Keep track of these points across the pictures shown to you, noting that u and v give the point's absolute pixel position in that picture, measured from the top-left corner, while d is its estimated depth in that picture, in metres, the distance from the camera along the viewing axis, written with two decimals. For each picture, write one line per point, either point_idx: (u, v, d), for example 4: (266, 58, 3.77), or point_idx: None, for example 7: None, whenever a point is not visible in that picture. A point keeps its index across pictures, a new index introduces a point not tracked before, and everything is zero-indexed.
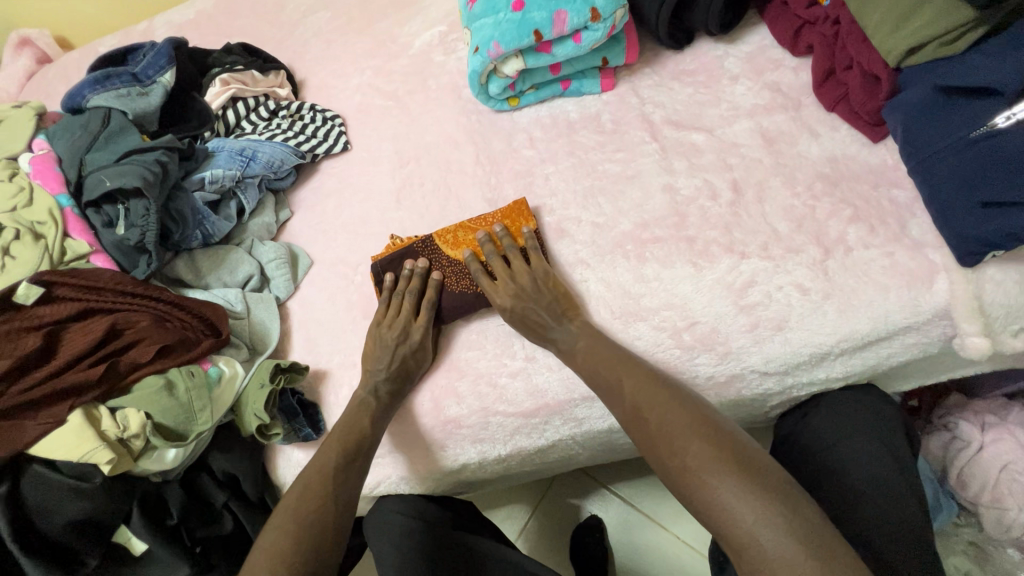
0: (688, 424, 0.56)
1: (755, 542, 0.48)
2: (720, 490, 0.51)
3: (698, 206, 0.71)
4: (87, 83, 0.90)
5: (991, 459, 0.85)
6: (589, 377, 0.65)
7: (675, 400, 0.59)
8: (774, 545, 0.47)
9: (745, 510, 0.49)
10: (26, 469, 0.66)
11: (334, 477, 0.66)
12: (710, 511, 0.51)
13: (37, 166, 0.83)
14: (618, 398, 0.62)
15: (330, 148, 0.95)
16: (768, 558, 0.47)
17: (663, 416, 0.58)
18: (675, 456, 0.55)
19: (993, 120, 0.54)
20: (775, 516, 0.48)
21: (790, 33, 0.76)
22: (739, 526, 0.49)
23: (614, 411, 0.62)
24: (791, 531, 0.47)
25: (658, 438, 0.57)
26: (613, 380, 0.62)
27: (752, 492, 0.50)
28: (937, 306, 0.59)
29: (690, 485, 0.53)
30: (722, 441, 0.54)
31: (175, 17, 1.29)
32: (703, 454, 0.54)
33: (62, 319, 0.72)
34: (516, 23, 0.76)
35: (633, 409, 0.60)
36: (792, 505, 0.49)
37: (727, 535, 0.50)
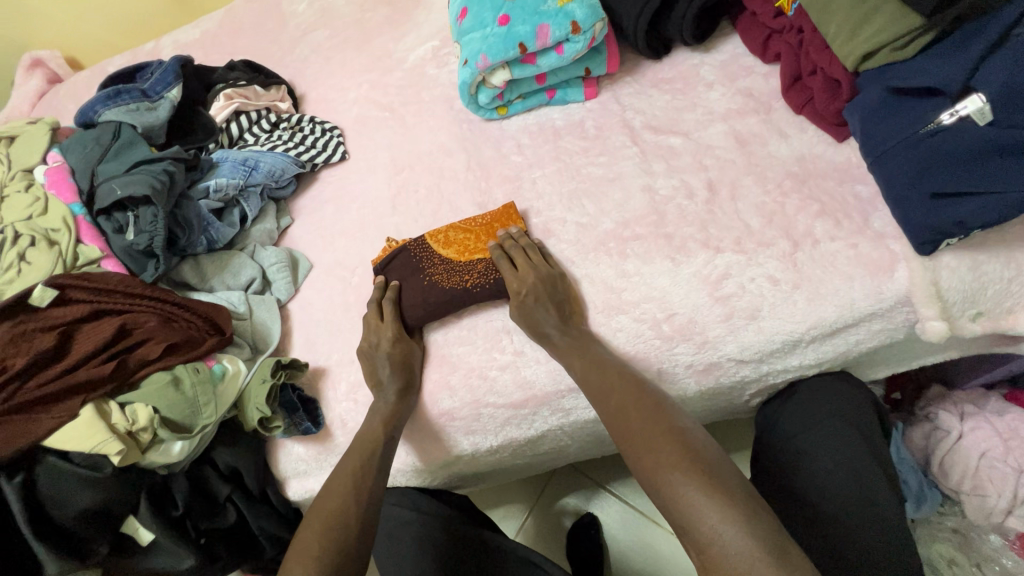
0: (666, 428, 0.59)
1: (716, 540, 0.50)
2: (687, 489, 0.53)
3: (675, 204, 0.75)
4: (100, 100, 0.96)
5: (970, 447, 0.88)
6: (579, 377, 0.67)
7: (656, 405, 0.62)
8: (735, 543, 0.49)
9: (710, 508, 0.51)
10: (40, 460, 0.69)
11: (355, 487, 0.67)
12: (676, 508, 0.53)
13: (51, 177, 0.88)
14: (603, 398, 0.64)
15: (328, 158, 1.00)
16: (727, 555, 0.49)
17: (644, 418, 0.61)
18: (650, 455, 0.57)
19: (938, 117, 0.58)
20: (738, 517, 0.50)
21: (760, 42, 0.80)
22: (703, 524, 0.51)
23: (598, 411, 0.65)
24: (751, 532, 0.49)
25: (637, 437, 0.60)
26: (601, 381, 0.65)
27: (718, 493, 0.52)
28: (898, 293, 0.62)
29: (660, 483, 0.55)
30: (694, 446, 0.57)
31: (181, 37, 1.35)
32: (676, 455, 0.56)
33: (75, 319, 0.76)
34: (502, 37, 0.81)
35: (616, 409, 0.63)
36: (755, 510, 0.51)
37: (690, 533, 0.52)
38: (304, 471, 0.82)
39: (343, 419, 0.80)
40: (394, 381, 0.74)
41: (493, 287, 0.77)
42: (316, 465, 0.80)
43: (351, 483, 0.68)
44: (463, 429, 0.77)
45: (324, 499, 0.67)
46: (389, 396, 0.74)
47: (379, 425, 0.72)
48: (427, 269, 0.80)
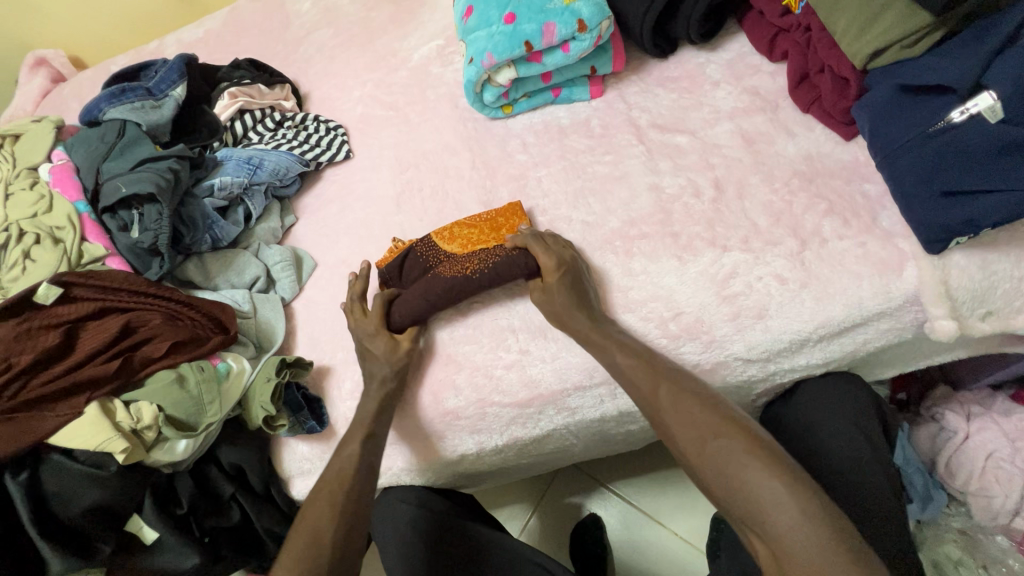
0: (728, 423, 0.57)
1: (799, 541, 0.49)
2: (761, 488, 0.52)
3: (682, 203, 0.75)
4: (104, 97, 0.96)
5: (977, 447, 0.88)
6: (625, 372, 0.64)
7: (712, 400, 0.60)
8: (820, 544, 0.48)
9: (789, 507, 0.50)
10: (45, 458, 0.69)
11: (349, 482, 0.67)
12: (750, 507, 0.52)
13: (55, 175, 0.87)
14: (654, 393, 0.62)
15: (333, 156, 1.00)
16: (811, 556, 0.48)
17: (703, 413, 0.59)
18: (715, 451, 0.56)
19: (949, 115, 0.58)
20: (818, 517, 0.49)
21: (767, 40, 0.80)
22: (781, 524, 0.50)
23: (647, 406, 0.63)
24: (834, 533, 0.48)
25: (697, 433, 0.58)
26: (652, 376, 0.63)
27: (791, 486, 0.51)
28: (908, 292, 0.62)
29: (730, 480, 0.54)
30: (759, 437, 0.56)
31: (185, 36, 1.35)
32: (745, 451, 0.54)
33: (80, 317, 0.76)
34: (508, 35, 0.81)
35: (671, 403, 0.61)
36: (834, 510, 0.50)
37: (766, 532, 0.51)
38: (308, 470, 0.81)
39: (347, 418, 0.80)
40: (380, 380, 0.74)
41: (495, 273, 0.76)
42: (320, 463, 0.80)
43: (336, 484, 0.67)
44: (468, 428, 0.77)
45: (315, 494, 0.67)
46: (373, 389, 0.74)
47: (362, 425, 0.72)
48: (432, 266, 0.80)
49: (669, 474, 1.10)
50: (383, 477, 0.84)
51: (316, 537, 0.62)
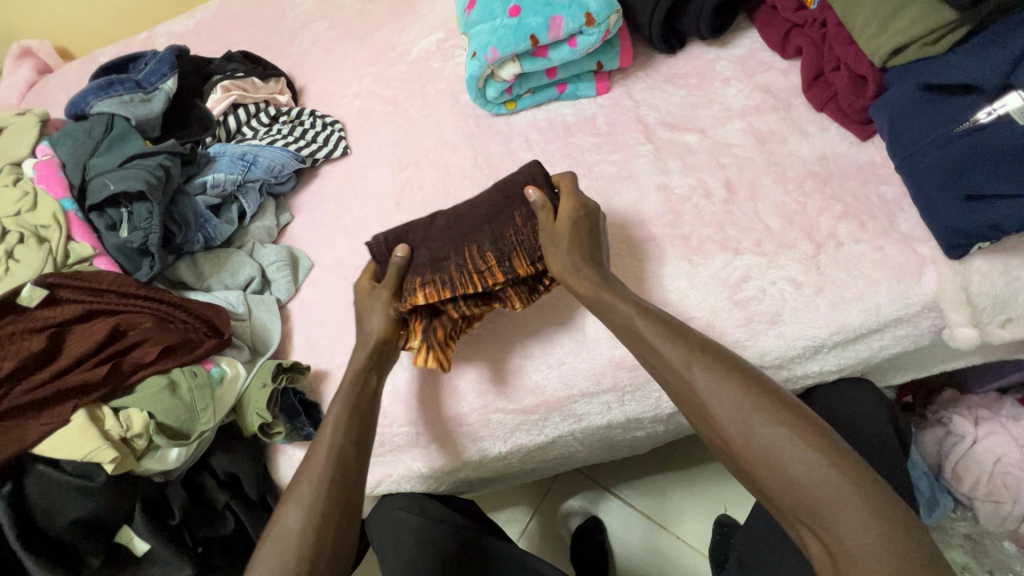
0: (774, 409, 0.52)
1: (856, 539, 0.47)
2: (816, 483, 0.49)
3: (692, 204, 0.73)
4: (91, 91, 0.92)
5: (985, 452, 0.86)
6: (654, 353, 0.58)
7: (754, 381, 0.54)
8: (878, 541, 0.46)
9: (844, 503, 0.48)
10: (29, 469, 0.66)
11: (346, 433, 0.63)
12: (804, 503, 0.49)
13: (40, 171, 0.84)
14: (687, 375, 0.56)
15: (330, 153, 0.97)
16: (870, 554, 0.46)
17: (744, 398, 0.53)
18: (761, 441, 0.51)
19: (975, 116, 0.56)
20: (876, 512, 0.47)
21: (779, 37, 0.78)
22: (840, 521, 0.47)
23: (678, 389, 0.56)
24: (894, 529, 0.46)
25: (738, 420, 0.53)
26: (684, 357, 0.56)
27: (857, 486, 0.48)
28: (927, 298, 0.60)
29: (779, 473, 0.50)
30: (812, 430, 0.51)
31: (176, 27, 1.31)
32: (794, 441, 0.51)
33: (66, 320, 0.73)
34: (513, 29, 0.78)
35: (707, 387, 0.54)
36: (892, 503, 0.48)
37: (819, 527, 0.48)
38: None
39: None
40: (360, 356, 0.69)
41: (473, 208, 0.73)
42: None
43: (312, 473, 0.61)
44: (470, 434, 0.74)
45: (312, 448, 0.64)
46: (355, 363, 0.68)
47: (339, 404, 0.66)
48: None
49: (672, 478, 1.08)
50: (382, 485, 0.80)
51: (288, 536, 0.58)
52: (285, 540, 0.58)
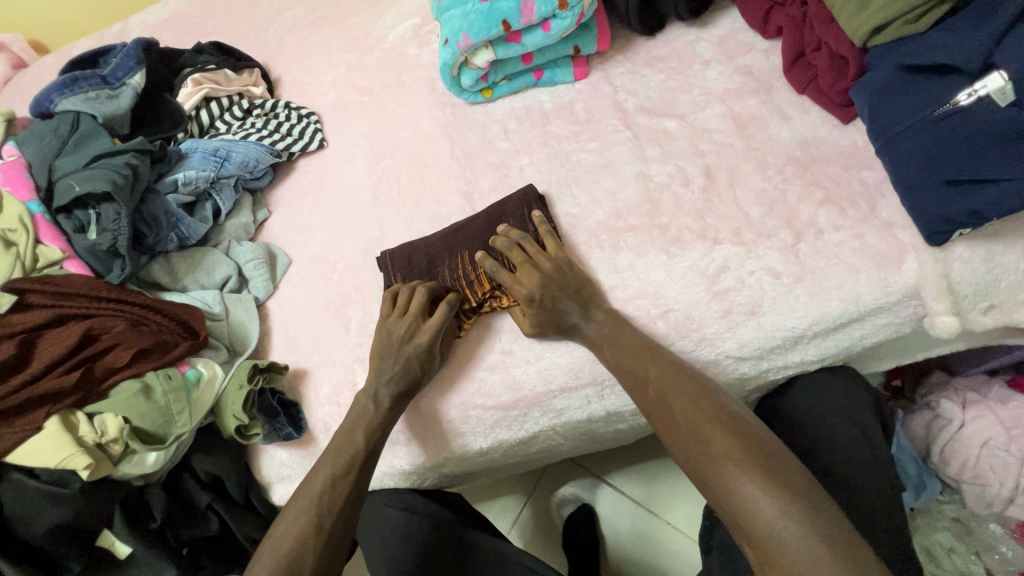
0: (714, 418, 0.57)
1: (775, 537, 0.49)
2: (743, 481, 0.52)
3: (671, 192, 0.71)
4: (55, 88, 0.89)
5: (972, 436, 0.86)
6: (612, 366, 0.64)
7: (701, 392, 0.59)
8: (796, 540, 0.48)
9: (767, 502, 0.50)
10: (4, 477, 0.65)
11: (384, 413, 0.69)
12: (732, 503, 0.52)
13: (4, 172, 0.81)
14: (639, 386, 0.61)
15: (306, 146, 0.95)
16: (787, 550, 0.48)
17: (689, 406, 0.58)
18: (700, 445, 0.56)
19: (955, 97, 0.54)
20: (799, 514, 0.49)
21: (760, 16, 0.75)
22: (763, 520, 0.50)
23: (634, 399, 0.62)
24: (815, 529, 0.48)
25: (681, 427, 0.58)
26: (638, 369, 0.62)
27: (780, 490, 0.50)
28: (907, 285, 0.59)
29: (713, 475, 0.54)
30: (749, 439, 0.55)
31: (149, 18, 1.28)
32: (727, 446, 0.54)
33: (36, 326, 0.72)
34: (484, 14, 0.75)
35: (656, 395, 0.60)
36: (820, 504, 0.50)
37: (745, 527, 0.51)
38: (288, 476, 0.78)
39: (326, 423, 0.77)
40: (397, 377, 0.69)
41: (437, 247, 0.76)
42: (300, 470, 0.78)
43: (319, 510, 0.64)
44: (410, 432, 0.75)
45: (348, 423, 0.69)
46: (382, 398, 0.69)
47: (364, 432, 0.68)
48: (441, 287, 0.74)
49: (662, 464, 1.08)
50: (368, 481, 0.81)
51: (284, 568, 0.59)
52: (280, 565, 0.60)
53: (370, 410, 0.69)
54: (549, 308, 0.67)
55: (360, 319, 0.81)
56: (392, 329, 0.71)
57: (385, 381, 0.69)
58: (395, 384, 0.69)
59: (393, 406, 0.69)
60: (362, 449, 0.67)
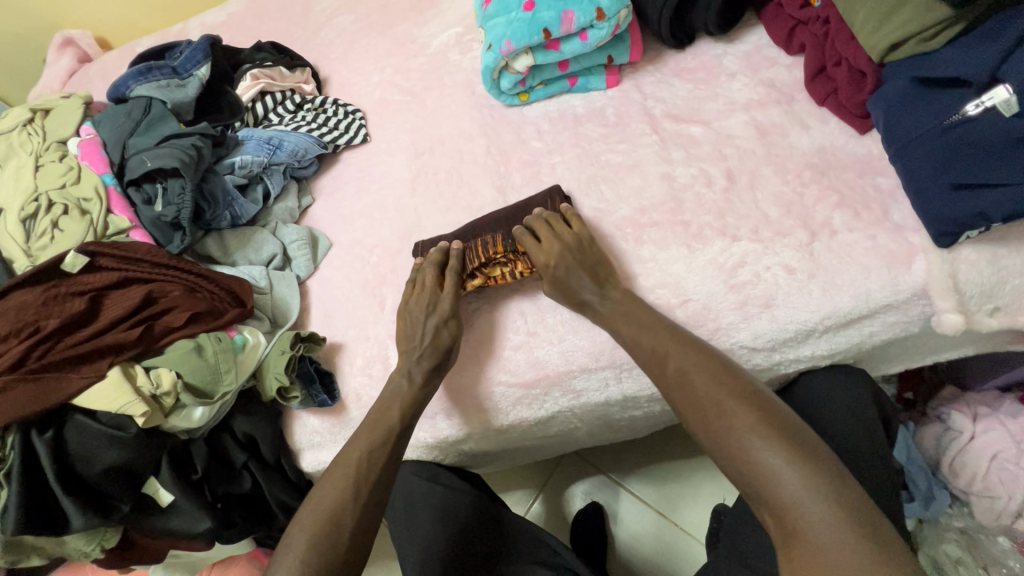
0: (736, 396, 0.59)
1: (797, 510, 0.52)
2: (765, 457, 0.55)
3: (694, 192, 0.76)
4: (132, 75, 0.99)
5: (983, 447, 0.87)
6: (633, 344, 0.67)
7: (720, 371, 0.62)
8: (818, 513, 0.51)
9: (788, 476, 0.53)
10: (69, 418, 0.72)
11: (419, 384, 0.73)
12: (754, 476, 0.55)
13: (83, 149, 0.90)
14: (660, 365, 0.64)
15: (350, 140, 1.02)
16: (809, 522, 0.51)
17: (707, 384, 0.61)
18: (720, 422, 0.59)
19: (965, 108, 0.58)
20: (819, 487, 0.52)
21: (784, 32, 0.80)
22: (787, 497, 0.53)
23: (655, 377, 0.65)
24: (836, 504, 0.51)
25: (701, 404, 0.60)
26: (659, 348, 0.65)
27: (800, 466, 0.54)
28: (916, 285, 0.62)
29: (733, 451, 0.57)
30: (768, 417, 0.57)
31: (209, 20, 1.38)
32: (747, 422, 0.57)
33: (104, 286, 0.79)
34: (527, 22, 0.81)
35: (676, 374, 0.63)
36: (837, 477, 0.53)
37: (768, 500, 0.54)
38: (318, 443, 0.84)
39: (358, 393, 0.82)
40: (426, 357, 0.74)
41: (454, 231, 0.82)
42: (329, 437, 0.82)
43: (356, 482, 0.68)
44: (437, 413, 0.79)
45: (385, 402, 0.74)
46: (410, 378, 0.74)
47: (399, 407, 0.73)
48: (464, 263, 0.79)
49: (670, 468, 1.11)
50: None
51: (317, 545, 0.64)
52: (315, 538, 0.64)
53: (402, 386, 0.74)
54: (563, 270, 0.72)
55: (394, 299, 0.86)
56: (415, 305, 0.78)
57: (413, 358, 0.74)
58: (426, 359, 0.74)
59: (425, 384, 0.73)
60: (392, 424, 0.72)
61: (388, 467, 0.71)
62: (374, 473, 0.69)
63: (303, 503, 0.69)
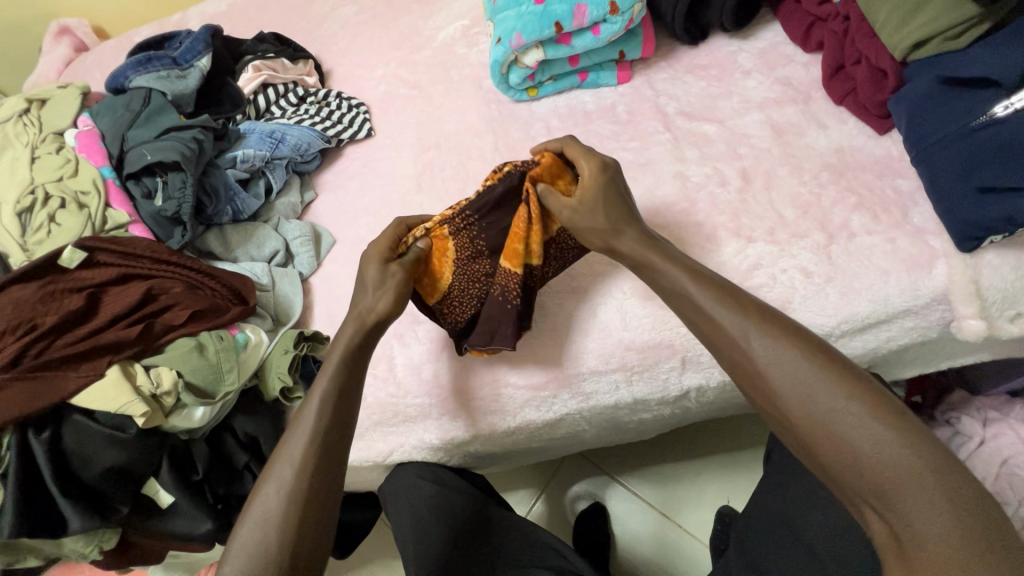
0: (842, 382, 0.49)
1: (920, 525, 0.43)
2: (879, 459, 0.45)
3: (708, 192, 0.74)
4: (130, 65, 0.96)
5: (993, 453, 0.86)
6: (707, 321, 0.56)
7: (817, 354, 0.51)
8: (947, 531, 0.42)
9: (910, 482, 0.44)
10: (67, 418, 0.70)
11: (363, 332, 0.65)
12: (865, 480, 0.45)
13: (81, 140, 0.88)
14: (742, 345, 0.53)
15: (354, 134, 1.00)
16: (938, 541, 0.42)
17: (803, 370, 0.50)
18: (819, 414, 0.48)
19: (992, 109, 0.57)
20: (948, 499, 0.43)
21: (801, 30, 0.79)
22: (912, 504, 0.43)
23: (734, 360, 0.54)
24: (967, 519, 0.42)
25: (796, 393, 0.50)
26: (741, 326, 0.54)
27: (924, 471, 0.44)
28: (936, 290, 0.61)
29: (838, 450, 0.47)
30: (880, 411, 0.47)
31: (208, 9, 1.35)
32: (856, 417, 0.47)
33: (102, 282, 0.77)
34: (538, 15, 0.79)
35: (765, 357, 0.52)
36: (965, 486, 0.44)
37: (882, 509, 0.45)
38: None
39: None
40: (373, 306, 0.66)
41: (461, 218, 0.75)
42: None
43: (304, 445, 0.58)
44: (443, 415, 0.78)
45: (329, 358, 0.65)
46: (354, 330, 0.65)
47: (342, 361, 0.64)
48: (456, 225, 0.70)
49: (675, 469, 1.10)
50: (395, 453, 0.82)
51: (269, 530, 0.55)
52: (266, 521, 0.55)
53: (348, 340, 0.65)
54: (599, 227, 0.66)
55: None
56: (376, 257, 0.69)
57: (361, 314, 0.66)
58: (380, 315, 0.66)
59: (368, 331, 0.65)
60: (340, 381, 0.63)
61: (345, 424, 0.61)
62: (331, 433, 0.60)
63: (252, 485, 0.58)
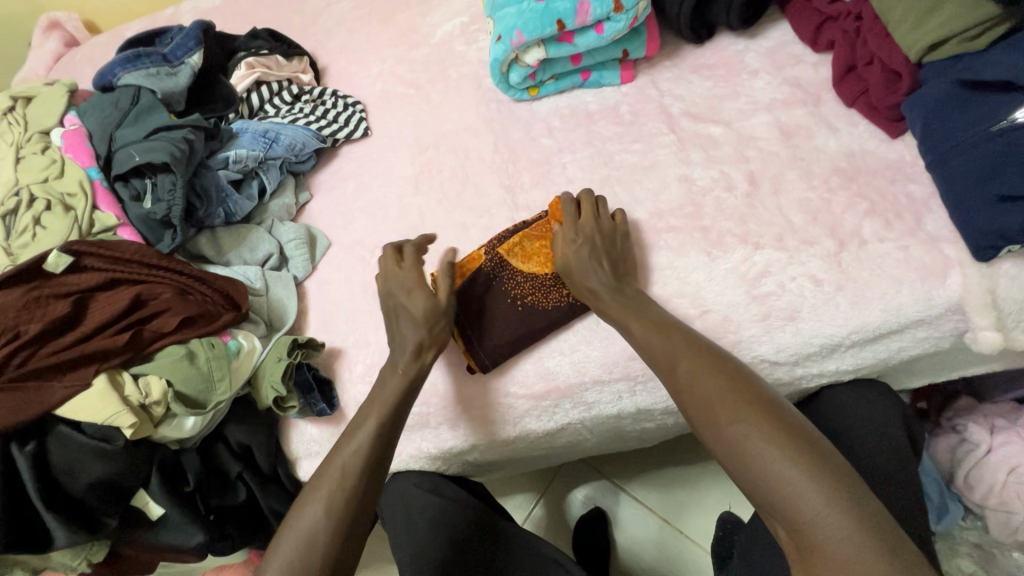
0: (750, 401, 0.53)
1: (819, 529, 0.46)
2: (783, 469, 0.49)
3: (714, 196, 0.72)
4: (118, 62, 0.93)
5: (1000, 462, 0.84)
6: (642, 342, 0.61)
7: (734, 376, 0.56)
8: (842, 534, 0.45)
9: (808, 490, 0.47)
10: (53, 430, 0.68)
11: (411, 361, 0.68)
12: (771, 489, 0.49)
13: (67, 140, 0.85)
14: (670, 366, 0.58)
15: (350, 134, 0.97)
16: (833, 543, 0.45)
17: (720, 389, 0.55)
18: (734, 428, 0.52)
19: (1013, 114, 0.55)
20: (843, 505, 0.46)
21: (811, 29, 0.77)
22: (808, 509, 0.47)
23: (664, 380, 0.59)
24: (861, 524, 0.46)
25: (715, 409, 0.54)
26: (669, 349, 0.59)
27: (821, 480, 0.48)
28: (950, 300, 0.59)
29: (749, 461, 0.51)
30: (785, 427, 0.51)
31: (201, 3, 1.32)
32: (764, 431, 0.51)
33: (89, 288, 0.74)
34: (540, 12, 0.77)
35: (687, 378, 0.57)
36: (860, 495, 0.47)
37: (786, 516, 0.48)
38: (316, 453, 0.79)
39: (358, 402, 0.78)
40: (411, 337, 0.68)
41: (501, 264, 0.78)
42: (329, 447, 0.78)
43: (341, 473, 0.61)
44: (440, 424, 0.76)
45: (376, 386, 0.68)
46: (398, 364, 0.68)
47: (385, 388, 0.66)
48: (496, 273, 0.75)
49: (676, 474, 1.08)
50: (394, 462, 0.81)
51: (309, 550, 0.56)
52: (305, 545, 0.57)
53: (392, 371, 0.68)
54: (585, 257, 0.68)
55: None
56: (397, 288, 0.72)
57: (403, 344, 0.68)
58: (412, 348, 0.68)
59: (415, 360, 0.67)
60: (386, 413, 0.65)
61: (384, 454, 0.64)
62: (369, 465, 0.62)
63: (291, 509, 0.60)
